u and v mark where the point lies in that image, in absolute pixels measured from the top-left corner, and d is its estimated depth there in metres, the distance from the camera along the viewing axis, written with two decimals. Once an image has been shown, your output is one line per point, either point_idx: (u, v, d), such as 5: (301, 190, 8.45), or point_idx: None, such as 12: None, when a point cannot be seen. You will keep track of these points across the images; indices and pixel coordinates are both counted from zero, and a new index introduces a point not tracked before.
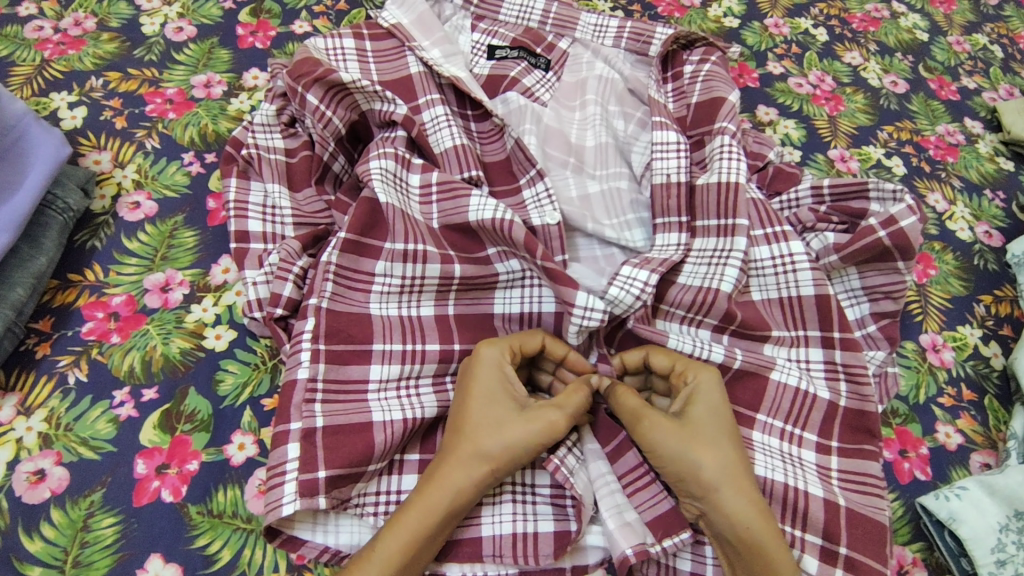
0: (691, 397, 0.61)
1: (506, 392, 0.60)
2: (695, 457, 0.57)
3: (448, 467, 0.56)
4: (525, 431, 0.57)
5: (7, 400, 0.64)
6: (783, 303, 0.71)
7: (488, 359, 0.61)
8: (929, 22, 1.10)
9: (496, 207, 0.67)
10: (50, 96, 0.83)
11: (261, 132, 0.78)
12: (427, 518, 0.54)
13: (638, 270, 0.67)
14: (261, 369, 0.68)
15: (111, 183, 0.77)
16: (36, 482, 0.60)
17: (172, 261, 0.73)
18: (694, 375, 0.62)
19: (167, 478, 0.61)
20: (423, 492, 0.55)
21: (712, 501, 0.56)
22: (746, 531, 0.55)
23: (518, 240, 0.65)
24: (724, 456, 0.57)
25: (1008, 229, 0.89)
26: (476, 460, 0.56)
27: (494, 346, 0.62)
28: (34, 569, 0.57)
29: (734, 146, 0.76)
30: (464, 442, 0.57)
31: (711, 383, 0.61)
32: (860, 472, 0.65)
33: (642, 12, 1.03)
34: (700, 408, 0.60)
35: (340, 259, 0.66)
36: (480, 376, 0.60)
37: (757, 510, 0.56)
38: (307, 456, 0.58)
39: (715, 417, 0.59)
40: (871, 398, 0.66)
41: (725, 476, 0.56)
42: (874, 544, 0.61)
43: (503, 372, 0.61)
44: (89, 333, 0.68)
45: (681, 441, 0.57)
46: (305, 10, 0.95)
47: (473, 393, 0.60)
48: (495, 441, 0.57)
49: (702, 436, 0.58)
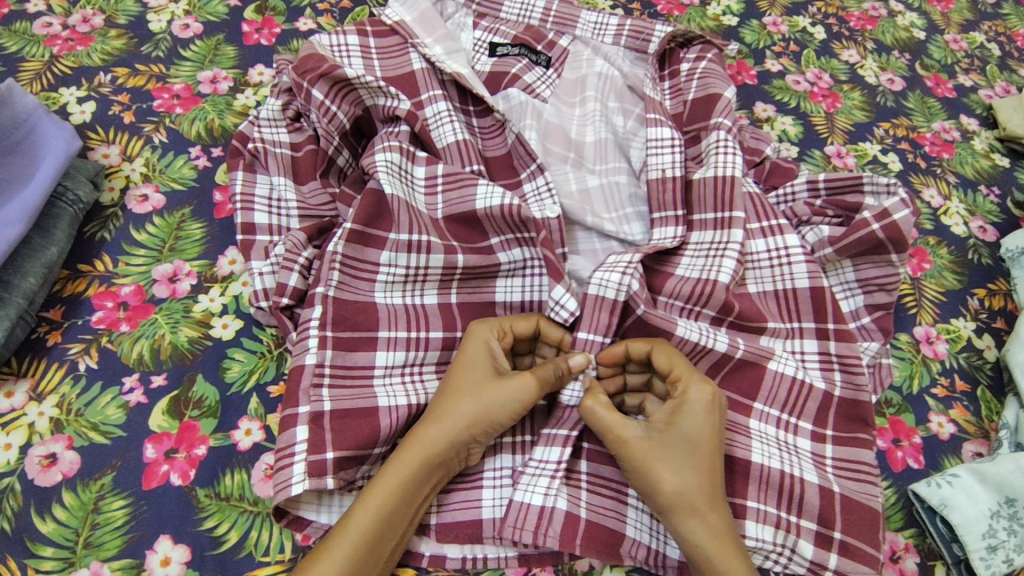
0: (675, 412, 0.59)
1: (488, 363, 0.61)
2: (652, 477, 0.57)
3: (426, 435, 0.57)
4: (499, 393, 0.58)
5: (19, 386, 0.65)
6: (778, 294, 0.72)
7: (476, 335, 0.63)
8: (926, 21, 1.11)
9: (504, 195, 0.69)
10: (59, 91, 0.85)
11: (267, 127, 0.79)
12: (404, 482, 0.56)
13: (621, 256, 0.69)
14: (267, 357, 0.69)
15: (119, 176, 0.79)
16: (48, 465, 0.62)
17: (179, 252, 0.74)
18: (684, 388, 0.60)
19: (175, 463, 0.63)
20: (394, 465, 0.57)
21: (666, 518, 0.57)
22: (696, 549, 0.56)
23: (527, 220, 0.67)
24: (685, 477, 0.57)
25: (1003, 224, 0.90)
26: (442, 434, 0.57)
27: (484, 325, 0.64)
28: (47, 549, 0.58)
29: (730, 141, 0.77)
30: (435, 416, 0.58)
31: (700, 400, 0.59)
32: (854, 460, 0.66)
33: (641, 10, 1.05)
34: (678, 425, 0.59)
35: (346, 250, 0.67)
36: (467, 351, 0.62)
37: (710, 533, 0.56)
38: (315, 438, 0.60)
39: (695, 437, 0.58)
40: (865, 387, 0.68)
41: (683, 500, 0.57)
42: (868, 530, 0.63)
43: (490, 349, 0.62)
44: (99, 322, 0.69)
45: (640, 459, 0.58)
46: (309, 7, 0.97)
47: (459, 365, 0.61)
48: (470, 404, 0.58)
49: (666, 455, 0.58)
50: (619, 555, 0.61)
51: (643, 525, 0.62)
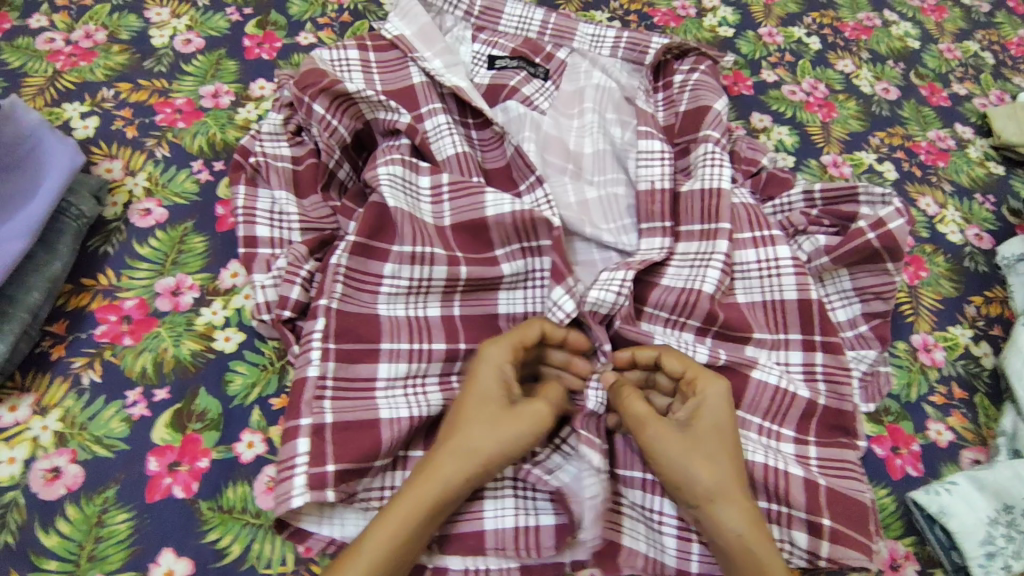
0: (698, 410, 0.61)
1: (501, 391, 0.61)
2: (690, 469, 0.57)
3: (440, 463, 0.57)
4: (513, 429, 0.58)
5: (23, 400, 0.66)
6: (766, 306, 0.72)
7: (490, 360, 0.62)
8: (920, 30, 1.13)
9: (514, 202, 0.71)
10: (62, 105, 0.86)
11: (268, 140, 0.80)
12: (419, 503, 0.56)
13: (616, 271, 0.70)
14: (270, 369, 0.70)
15: (122, 191, 0.80)
16: (52, 479, 0.62)
17: (182, 266, 0.75)
18: (703, 385, 0.62)
19: (178, 476, 0.63)
20: (414, 486, 0.57)
21: (705, 510, 0.57)
22: (738, 538, 0.56)
23: (535, 223, 0.70)
24: (719, 466, 0.57)
25: (998, 232, 0.91)
26: (462, 461, 0.57)
27: (497, 348, 0.63)
28: (52, 563, 0.59)
29: (718, 153, 0.79)
30: (456, 435, 0.59)
31: (720, 397, 0.61)
32: (837, 459, 0.67)
33: (638, 22, 1.06)
34: (702, 419, 0.60)
35: (349, 262, 0.67)
36: (481, 377, 0.62)
37: (750, 521, 0.56)
38: (317, 451, 0.60)
39: (719, 430, 0.59)
40: (849, 397, 0.69)
41: (719, 490, 0.57)
42: (857, 519, 0.64)
43: (502, 373, 0.62)
44: (102, 336, 0.70)
45: (676, 453, 0.58)
46: (310, 22, 0.98)
47: (474, 391, 0.61)
48: (483, 437, 0.58)
49: (699, 448, 0.58)
50: (618, 566, 0.63)
51: (638, 534, 0.64)
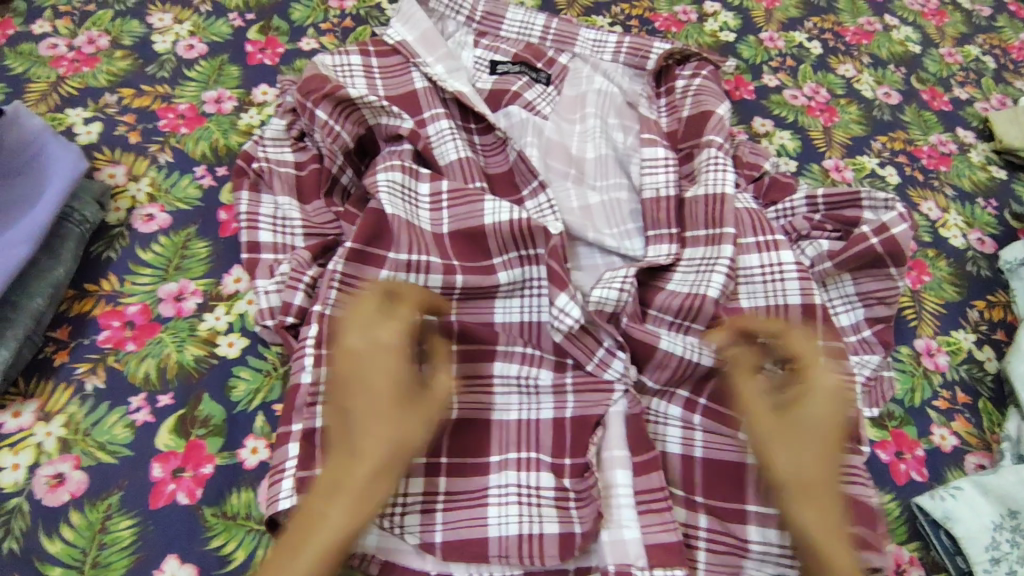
0: (800, 399, 0.65)
1: (389, 386, 0.63)
2: (769, 455, 0.63)
3: (355, 463, 0.59)
4: (401, 424, 0.61)
5: (27, 406, 0.66)
6: (770, 312, 0.72)
7: (380, 356, 0.64)
8: (921, 35, 1.13)
9: (512, 209, 0.72)
10: (65, 111, 0.86)
11: (272, 146, 0.81)
12: (353, 504, 0.57)
13: (619, 271, 0.72)
14: (273, 375, 0.70)
15: (125, 197, 0.80)
16: (56, 485, 0.62)
17: (185, 271, 0.75)
18: (812, 375, 0.66)
19: (182, 482, 0.63)
20: (338, 490, 0.57)
21: (783, 496, 0.62)
22: (805, 529, 0.60)
23: (535, 232, 0.70)
24: (807, 457, 0.62)
25: (1001, 236, 0.91)
26: (377, 457, 0.59)
27: (385, 340, 0.65)
28: (55, 569, 0.58)
29: (722, 158, 0.79)
30: (359, 434, 0.60)
31: (827, 389, 0.65)
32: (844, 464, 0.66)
33: (639, 27, 1.06)
34: (801, 409, 0.65)
35: (345, 269, 0.68)
36: (374, 374, 0.63)
37: (821, 513, 0.60)
38: (306, 454, 0.61)
39: (818, 422, 0.64)
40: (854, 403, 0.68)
41: (802, 481, 0.61)
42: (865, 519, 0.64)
43: (389, 367, 0.64)
44: (105, 341, 0.70)
45: (766, 439, 0.63)
46: (313, 27, 0.98)
47: (363, 387, 0.62)
48: (388, 435, 0.60)
49: (792, 438, 0.63)
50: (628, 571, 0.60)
51: None
